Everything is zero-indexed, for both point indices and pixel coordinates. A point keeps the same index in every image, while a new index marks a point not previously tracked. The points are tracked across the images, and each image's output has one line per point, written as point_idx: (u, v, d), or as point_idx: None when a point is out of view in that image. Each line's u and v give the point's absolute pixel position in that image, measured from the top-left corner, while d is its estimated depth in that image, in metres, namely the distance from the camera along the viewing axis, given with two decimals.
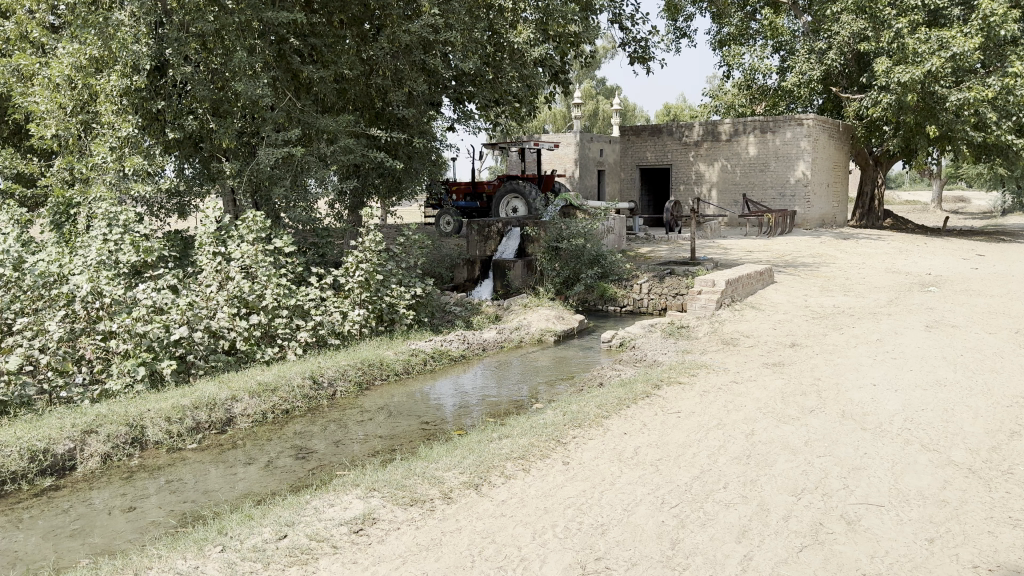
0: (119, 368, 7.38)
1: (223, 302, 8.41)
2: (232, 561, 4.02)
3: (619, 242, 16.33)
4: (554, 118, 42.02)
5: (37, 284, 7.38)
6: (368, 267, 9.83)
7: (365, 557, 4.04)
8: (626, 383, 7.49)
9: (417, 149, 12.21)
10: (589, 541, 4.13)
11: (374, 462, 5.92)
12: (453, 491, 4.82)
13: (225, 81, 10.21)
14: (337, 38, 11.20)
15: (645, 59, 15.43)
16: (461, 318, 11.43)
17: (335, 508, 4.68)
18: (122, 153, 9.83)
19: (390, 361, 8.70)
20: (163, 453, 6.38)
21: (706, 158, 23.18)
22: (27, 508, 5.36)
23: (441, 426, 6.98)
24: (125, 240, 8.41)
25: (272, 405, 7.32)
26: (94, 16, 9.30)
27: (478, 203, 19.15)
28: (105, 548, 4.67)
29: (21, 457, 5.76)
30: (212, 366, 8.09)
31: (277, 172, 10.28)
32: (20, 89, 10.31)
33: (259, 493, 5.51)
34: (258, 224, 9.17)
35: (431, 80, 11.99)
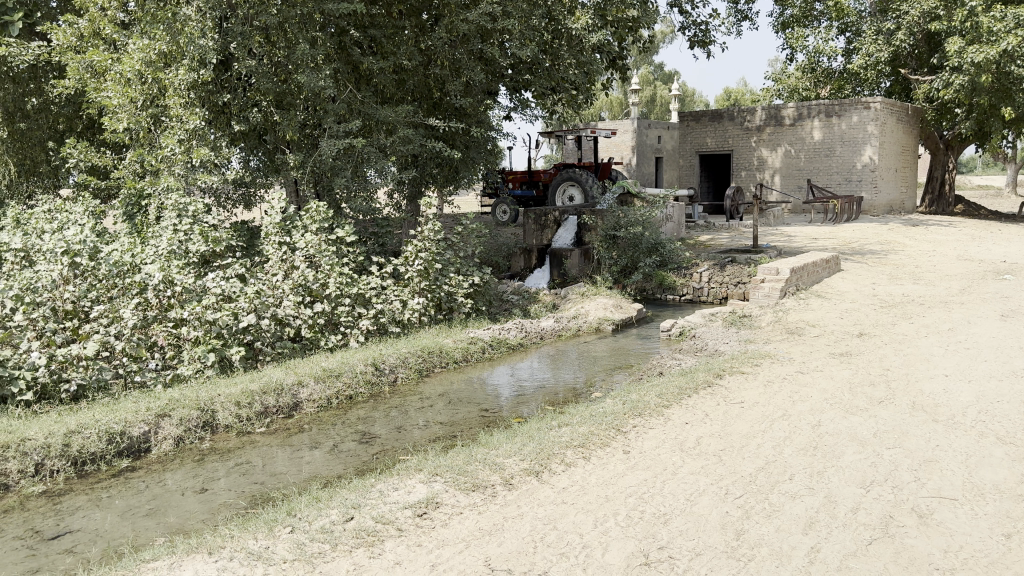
0: (190, 354, 7.62)
1: (289, 291, 8.59)
2: (301, 542, 4.12)
3: (679, 230, 16.17)
4: (611, 105, 41.72)
5: (111, 274, 7.64)
6: (427, 256, 9.93)
7: (429, 540, 4.09)
8: (688, 372, 7.42)
9: (475, 138, 12.22)
10: (651, 530, 4.12)
11: (435, 448, 5.99)
12: (514, 478, 4.84)
13: (288, 74, 10.39)
14: (396, 29, 11.28)
15: (706, 42, 15.18)
16: (519, 307, 11.46)
17: (399, 492, 4.75)
18: (190, 145, 10.09)
19: (449, 349, 8.77)
20: (233, 436, 6.57)
21: (768, 143, 22.71)
22: (107, 488, 5.58)
23: (501, 413, 7.01)
24: (194, 230, 8.66)
25: (337, 391, 7.48)
26: (162, 12, 9.75)
27: (534, 192, 19.10)
28: (179, 528, 4.83)
29: (100, 439, 5.99)
30: (278, 352, 8.30)
31: (339, 163, 10.44)
32: (93, 84, 10.64)
33: (325, 476, 5.64)
34: (321, 215, 9.39)
35: (490, 69, 11.99)
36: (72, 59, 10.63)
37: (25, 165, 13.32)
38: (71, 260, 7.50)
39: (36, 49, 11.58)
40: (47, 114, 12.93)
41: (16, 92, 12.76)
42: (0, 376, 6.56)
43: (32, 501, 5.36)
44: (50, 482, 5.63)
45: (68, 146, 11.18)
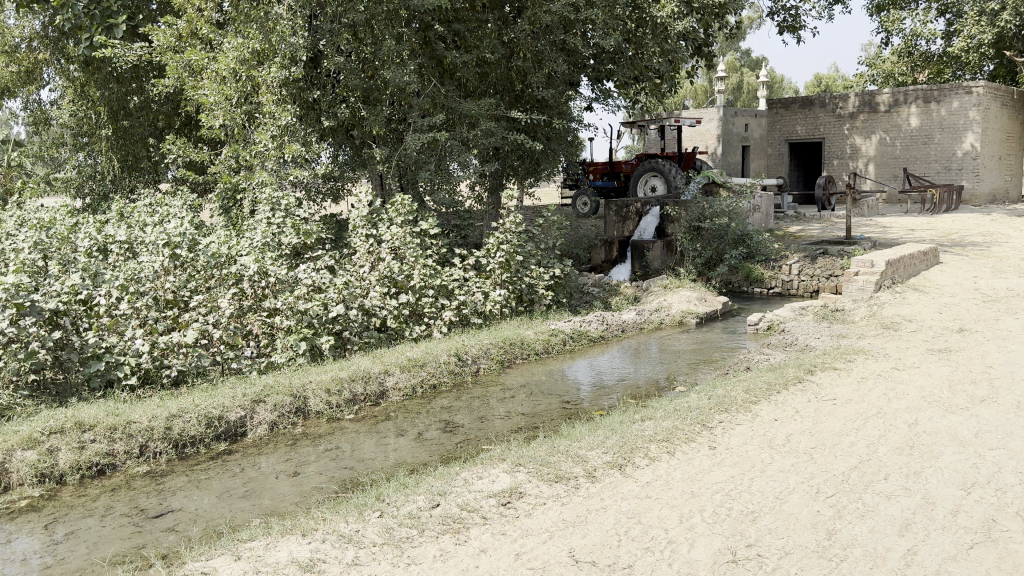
0: (282, 343, 7.90)
1: (375, 282, 8.79)
2: (390, 526, 4.22)
3: (767, 221, 15.78)
4: (696, 93, 40.93)
5: (209, 265, 7.91)
6: (509, 249, 9.98)
7: (513, 529, 4.13)
8: (777, 367, 7.25)
9: (556, 130, 12.15)
10: (739, 527, 4.05)
11: (518, 438, 6.02)
12: (597, 470, 4.83)
13: (374, 70, 10.61)
14: (479, 22, 11.35)
15: (796, 28, 14.73)
16: (600, 299, 11.40)
17: (483, 480, 4.81)
18: (282, 141, 10.41)
19: (530, 341, 8.80)
20: (324, 422, 6.78)
21: (862, 130, 21.94)
22: (206, 469, 5.84)
23: (583, 405, 7.00)
24: (287, 224, 8.97)
25: (421, 379, 7.61)
26: (256, 11, 10.12)
27: (616, 183, 18.93)
28: (274, 509, 5.02)
29: (199, 423, 6.27)
30: (365, 342, 8.54)
31: (423, 156, 10.61)
32: (191, 82, 11.08)
33: (411, 463, 5.76)
34: (406, 207, 9.55)
35: (572, 59, 11.94)
36: (172, 58, 11.08)
37: (128, 161, 13.96)
38: (172, 252, 7.74)
39: (139, 50, 12.13)
40: (147, 113, 13.62)
41: (119, 91, 13.32)
42: (107, 361, 6.94)
43: (138, 480, 5.66)
44: (153, 463, 5.92)
45: (169, 143, 11.73)
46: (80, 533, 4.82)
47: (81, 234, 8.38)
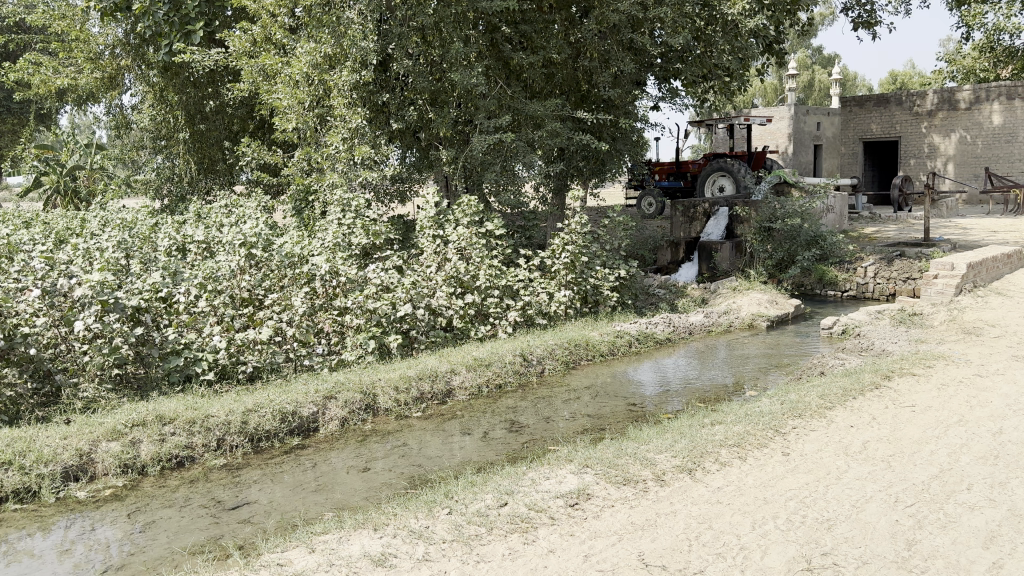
0: (352, 341, 8.08)
1: (442, 282, 8.89)
2: (459, 524, 4.26)
3: (841, 222, 15.39)
4: (766, 91, 40.11)
5: (283, 264, 8.11)
6: (574, 249, 9.92)
7: (582, 530, 4.12)
8: (852, 372, 7.06)
9: (622, 130, 12.04)
10: (814, 535, 3.96)
11: (584, 440, 6.00)
12: (666, 474, 4.78)
13: (443, 73, 10.73)
14: (546, 23, 11.35)
15: (872, 23, 14.31)
16: (666, 301, 11.29)
17: (551, 481, 4.81)
18: (353, 143, 10.62)
19: (596, 343, 8.77)
20: (392, 420, 6.88)
21: (941, 129, 21.24)
22: (279, 463, 5.99)
23: (649, 408, 6.94)
24: (357, 224, 9.16)
25: (487, 379, 7.66)
26: (328, 16, 10.32)
27: (682, 183, 18.68)
28: (344, 504, 5.11)
29: (274, 418, 6.45)
30: (432, 341, 8.66)
31: (488, 158, 10.68)
32: (266, 86, 11.41)
33: (478, 461, 5.80)
34: (472, 208, 9.63)
35: (640, 59, 11.88)
36: (247, 63, 11.54)
37: (204, 163, 14.39)
38: (248, 252, 7.95)
39: (215, 56, 12.54)
40: (223, 116, 14.01)
41: (196, 96, 13.77)
42: (186, 357, 7.18)
43: (215, 473, 5.84)
44: (230, 456, 6.10)
45: (244, 146, 12.09)
46: (161, 523, 5.00)
47: (162, 234, 8.72)
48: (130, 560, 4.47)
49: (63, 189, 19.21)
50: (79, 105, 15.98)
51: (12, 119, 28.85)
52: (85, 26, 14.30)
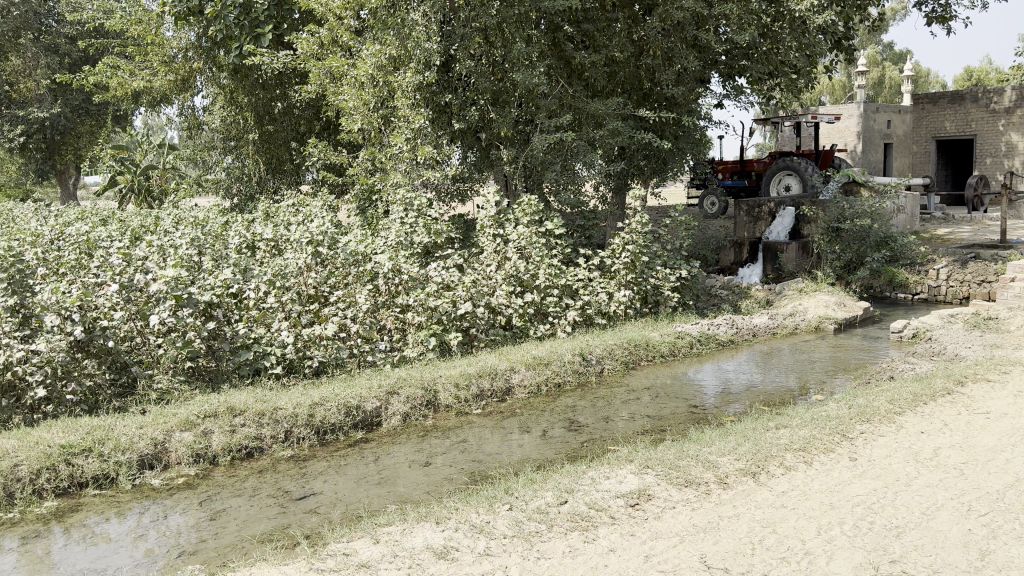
0: (414, 338, 8.22)
1: (502, 281, 8.94)
2: (519, 520, 4.30)
3: (912, 222, 14.94)
4: (833, 88, 39.17)
5: (347, 262, 8.25)
6: (635, 249, 9.82)
7: (642, 531, 4.12)
8: (923, 377, 6.86)
9: (685, 129, 11.91)
10: (882, 542, 3.88)
11: (644, 441, 5.97)
12: (729, 477, 4.73)
13: (504, 73, 10.79)
14: (609, 22, 11.30)
15: (946, 18, 13.86)
16: (728, 302, 11.15)
17: (611, 480, 4.82)
18: (416, 143, 10.78)
19: (656, 343, 8.72)
20: (453, 416, 6.97)
21: (1019, 127, 20.46)
22: (343, 456, 6.13)
23: (710, 411, 6.87)
24: (419, 224, 9.30)
25: (547, 378, 7.70)
26: (393, 18, 10.50)
27: (746, 182, 18.38)
28: (406, 497, 5.20)
29: (339, 412, 6.60)
30: (491, 339, 8.74)
31: (549, 157, 10.71)
32: (332, 88, 11.68)
33: (537, 459, 5.84)
34: (532, 207, 9.66)
35: (703, 56, 11.75)
36: (314, 65, 11.84)
37: (273, 163, 14.74)
38: (315, 250, 8.10)
39: (283, 58, 12.87)
40: (290, 117, 14.40)
41: (265, 98, 14.23)
42: (255, 351, 7.42)
43: (282, 464, 6.00)
44: (297, 448, 6.27)
45: (311, 146, 12.43)
46: (232, 511, 5.17)
47: (233, 232, 9.02)
48: (202, 547, 4.63)
49: (138, 188, 19.92)
50: (154, 107, 16.55)
51: (89, 120, 30.00)
52: (159, 30, 14.82)
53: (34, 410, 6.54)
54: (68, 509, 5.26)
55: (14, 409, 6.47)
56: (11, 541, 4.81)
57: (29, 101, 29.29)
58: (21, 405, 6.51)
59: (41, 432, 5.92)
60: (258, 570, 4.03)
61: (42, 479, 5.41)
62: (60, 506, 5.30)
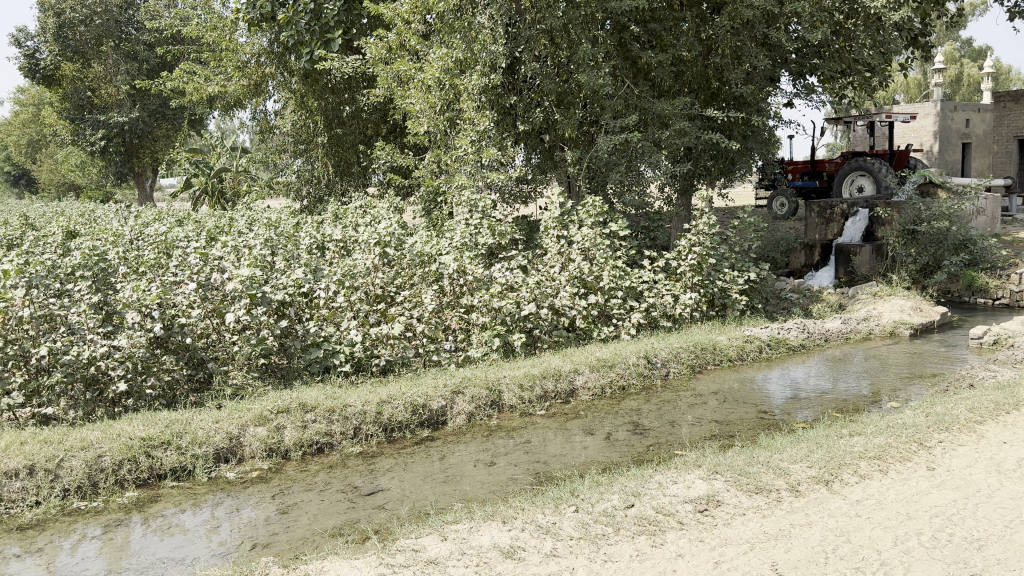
0: (478, 338, 8.30)
1: (565, 282, 8.95)
2: (586, 522, 4.30)
3: (993, 224, 14.38)
4: (908, 87, 38.02)
5: (413, 263, 8.34)
6: (702, 251, 9.67)
7: (711, 537, 4.07)
8: (1006, 386, 6.60)
9: (754, 128, 11.71)
10: (962, 555, 3.76)
11: (712, 446, 5.90)
12: (801, 485, 4.64)
13: (570, 74, 10.77)
14: (676, 21, 11.20)
15: None
16: (799, 306, 10.95)
17: (678, 485, 4.77)
18: (481, 145, 10.87)
19: (724, 347, 8.60)
20: (517, 416, 7.01)
21: None
22: (410, 453, 6.23)
23: (779, 417, 6.74)
24: (484, 225, 9.37)
25: (611, 380, 7.67)
26: (460, 22, 10.65)
27: (817, 183, 17.96)
28: (473, 496, 5.25)
29: (406, 410, 6.70)
30: (555, 340, 8.77)
31: (614, 158, 10.67)
32: (400, 91, 11.91)
33: (602, 461, 5.82)
34: (597, 209, 9.63)
35: (773, 55, 11.55)
36: (383, 69, 12.08)
37: (341, 166, 15.09)
38: (382, 251, 8.20)
39: (353, 62, 13.13)
40: (359, 121, 14.74)
41: (334, 102, 14.55)
42: (324, 350, 7.61)
43: (351, 460, 6.13)
44: (365, 444, 6.39)
45: (378, 149, 12.68)
46: (303, 505, 5.30)
47: (304, 233, 9.23)
48: (274, 540, 4.76)
49: (211, 189, 20.55)
50: (228, 111, 17.07)
51: (165, 123, 31.08)
52: (233, 36, 15.28)
53: (115, 403, 6.80)
54: (148, 500, 5.46)
55: (97, 402, 6.73)
56: (93, 530, 5.02)
57: (111, 106, 30.49)
58: (103, 398, 6.77)
59: (123, 425, 6.16)
60: (329, 563, 4.12)
61: (125, 470, 5.64)
62: (140, 497, 5.51)
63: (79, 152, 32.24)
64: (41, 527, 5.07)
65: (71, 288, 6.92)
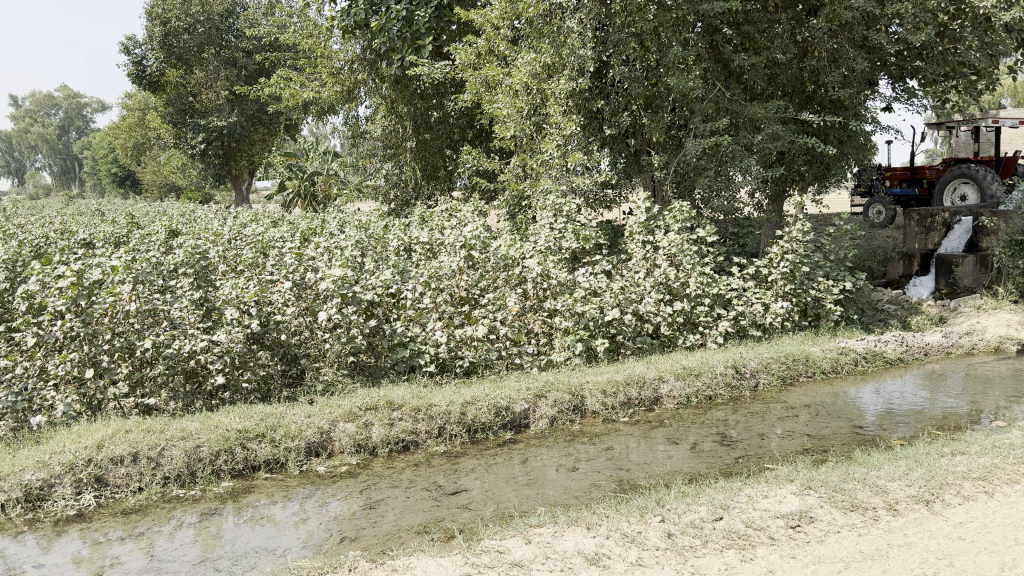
0: (560, 342, 8.30)
1: (650, 288, 8.82)
2: (672, 533, 4.24)
3: None
4: (1017, 89, 36.21)
5: (498, 266, 8.46)
6: (794, 258, 9.39)
7: (805, 554, 3.96)
8: None
9: (851, 133, 11.33)
10: None
11: (805, 461, 5.73)
12: (899, 504, 4.45)
13: (659, 78, 10.66)
14: (771, 23, 10.98)
15: None
16: (897, 318, 10.54)
17: (769, 500, 4.65)
18: (567, 149, 10.89)
19: (817, 359, 8.34)
20: (600, 422, 6.97)
21: None
22: (493, 455, 6.27)
23: (873, 433, 6.50)
24: (568, 229, 9.37)
25: (697, 390, 7.54)
26: (549, 27, 10.72)
27: (916, 190, 17.28)
28: (555, 501, 5.25)
29: (490, 412, 6.76)
30: (639, 347, 8.70)
31: (702, 162, 10.50)
32: (488, 96, 12.09)
33: (689, 472, 5.73)
34: (684, 214, 9.48)
35: (872, 58, 11.19)
36: (472, 75, 12.34)
37: (427, 170, 15.37)
38: (468, 253, 8.44)
39: (442, 68, 13.35)
40: (445, 126, 14.85)
41: (423, 107, 14.86)
42: (410, 350, 7.76)
43: (436, 459, 6.22)
44: (449, 444, 6.48)
45: (465, 153, 12.88)
46: (390, 502, 5.40)
47: (391, 235, 9.47)
48: (362, 534, 4.86)
49: (304, 192, 21.31)
50: (321, 116, 17.62)
51: (262, 128, 32.29)
52: (328, 43, 15.76)
53: (213, 396, 7.07)
54: (242, 490, 5.66)
55: (195, 394, 7.00)
56: (191, 517, 5.23)
57: (210, 111, 31.86)
58: (202, 390, 7.03)
59: (220, 417, 6.42)
60: (416, 560, 4.18)
61: (221, 461, 5.86)
62: (234, 487, 5.71)
63: (181, 154, 33.82)
64: (143, 512, 5.32)
65: (175, 284, 7.25)
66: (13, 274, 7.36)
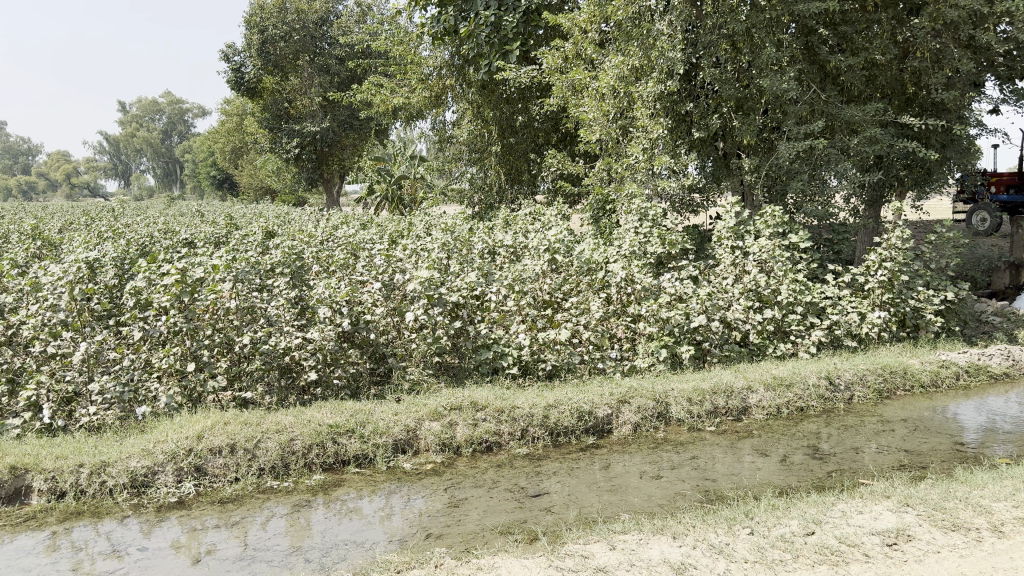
0: (645, 348, 8.22)
1: (739, 295, 8.66)
2: (761, 545, 4.15)
3: None
4: None
5: (581, 270, 8.51)
6: (893, 267, 9.03)
7: (901, 573, 3.82)
8: None
9: (954, 136, 10.86)
10: None
11: (902, 477, 5.52)
12: (1006, 525, 4.24)
13: (751, 80, 10.43)
14: (869, 23, 10.63)
15: None
16: (1002, 331, 10.02)
17: (864, 516, 4.51)
18: (653, 153, 10.88)
19: (916, 371, 8.02)
20: (685, 430, 6.88)
21: None
22: (576, 459, 6.28)
23: (975, 450, 6.20)
24: (654, 234, 9.26)
25: (787, 400, 7.36)
26: (639, 29, 10.60)
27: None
28: (640, 508, 5.21)
29: (573, 416, 6.77)
30: (726, 355, 8.53)
31: (795, 166, 10.23)
32: (574, 100, 12.13)
33: (778, 485, 5.59)
34: (776, 219, 9.27)
35: (978, 58, 10.70)
36: (558, 79, 12.36)
37: (512, 174, 15.53)
38: (551, 257, 8.69)
39: (528, 73, 13.40)
40: (530, 130, 15.08)
41: (508, 111, 14.97)
42: (493, 352, 7.81)
43: (518, 461, 6.26)
44: (533, 446, 6.51)
45: (550, 157, 12.93)
46: (475, 501, 5.47)
47: (476, 238, 9.56)
48: (447, 532, 4.93)
49: (392, 195, 21.82)
50: (410, 121, 17.98)
51: (353, 134, 33.21)
52: (417, 49, 16.06)
53: (305, 391, 7.31)
54: (333, 484, 5.83)
55: (289, 389, 7.25)
56: (283, 508, 5.42)
57: (304, 117, 32.91)
58: (295, 385, 7.28)
59: (313, 412, 6.63)
60: (501, 560, 4.22)
61: (313, 454, 6.06)
62: (325, 480, 5.88)
63: (275, 158, 35.05)
64: (240, 502, 5.53)
65: (271, 283, 7.53)
66: (121, 271, 7.75)
